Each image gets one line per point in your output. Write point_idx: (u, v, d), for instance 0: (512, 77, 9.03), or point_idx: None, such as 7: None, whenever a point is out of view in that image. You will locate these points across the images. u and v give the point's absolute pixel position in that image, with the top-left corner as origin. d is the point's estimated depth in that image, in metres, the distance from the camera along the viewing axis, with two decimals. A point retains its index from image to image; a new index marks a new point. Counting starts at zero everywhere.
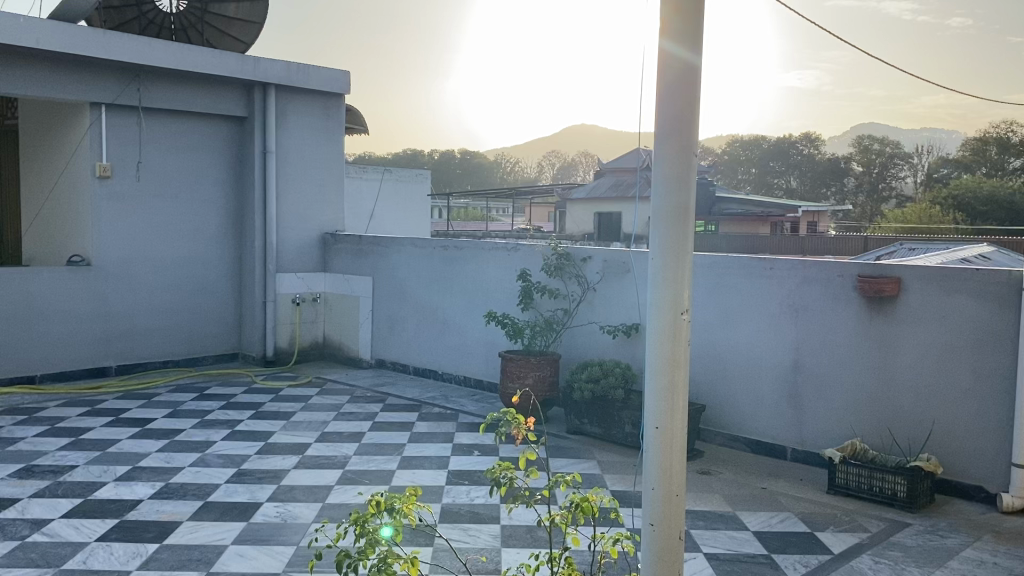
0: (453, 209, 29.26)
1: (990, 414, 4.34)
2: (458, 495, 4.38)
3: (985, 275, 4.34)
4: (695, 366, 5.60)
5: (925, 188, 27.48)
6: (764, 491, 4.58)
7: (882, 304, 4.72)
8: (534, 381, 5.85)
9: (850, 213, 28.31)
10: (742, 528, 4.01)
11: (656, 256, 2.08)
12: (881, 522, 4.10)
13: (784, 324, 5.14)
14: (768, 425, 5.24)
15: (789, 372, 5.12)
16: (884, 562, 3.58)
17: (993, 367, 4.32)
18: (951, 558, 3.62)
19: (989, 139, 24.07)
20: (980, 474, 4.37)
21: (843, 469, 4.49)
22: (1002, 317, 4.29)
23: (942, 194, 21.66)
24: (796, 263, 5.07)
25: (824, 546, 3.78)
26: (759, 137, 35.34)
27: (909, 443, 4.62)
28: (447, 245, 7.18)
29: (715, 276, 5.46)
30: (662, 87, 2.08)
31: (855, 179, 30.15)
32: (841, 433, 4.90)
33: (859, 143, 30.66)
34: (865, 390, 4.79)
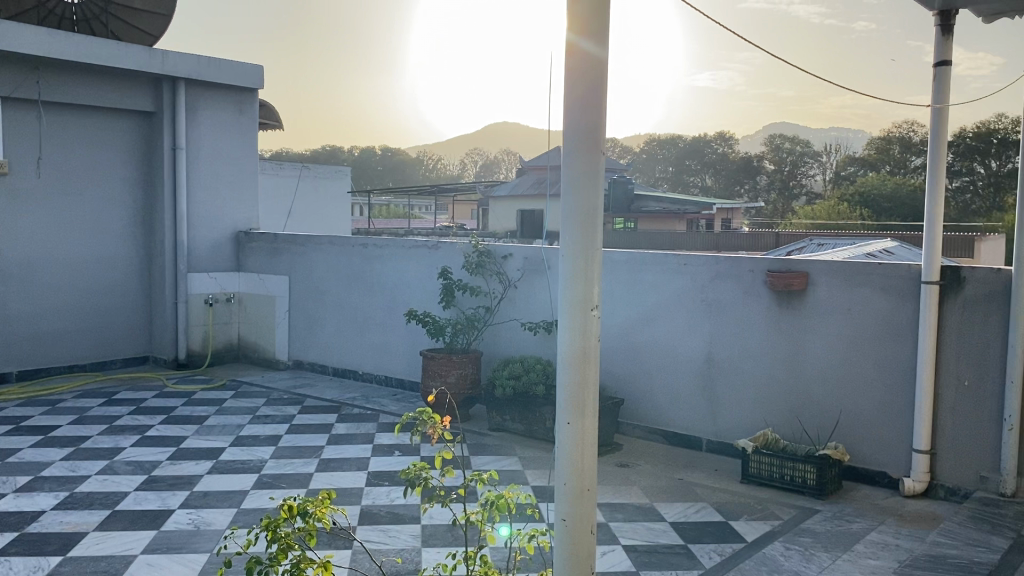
0: (374, 207, 28.97)
1: (891, 403, 4.52)
2: (377, 497, 4.33)
3: (888, 269, 4.52)
4: (614, 360, 5.67)
5: (832, 185, 28.44)
6: (681, 482, 4.67)
7: (791, 298, 4.87)
8: (455, 379, 5.82)
9: (763, 210, 29.14)
10: (660, 519, 4.08)
11: (566, 254, 2.09)
12: (792, 510, 4.23)
13: (698, 318, 5.25)
14: (683, 417, 5.35)
15: (703, 366, 5.24)
16: (795, 548, 3.69)
17: (896, 357, 4.49)
18: (858, 542, 3.75)
19: (893, 139, 25.11)
20: (884, 461, 4.55)
21: (756, 458, 4.61)
22: (902, 308, 4.48)
23: (850, 193, 22.45)
24: (709, 258, 5.18)
25: (738, 535, 3.88)
26: (676, 136, 36.10)
27: (818, 432, 4.78)
28: (366, 243, 7.08)
29: (633, 273, 5.55)
30: (573, 82, 2.08)
31: (768, 177, 30.99)
32: (753, 424, 5.03)
33: (772, 143, 31.63)
34: (776, 381, 4.93)
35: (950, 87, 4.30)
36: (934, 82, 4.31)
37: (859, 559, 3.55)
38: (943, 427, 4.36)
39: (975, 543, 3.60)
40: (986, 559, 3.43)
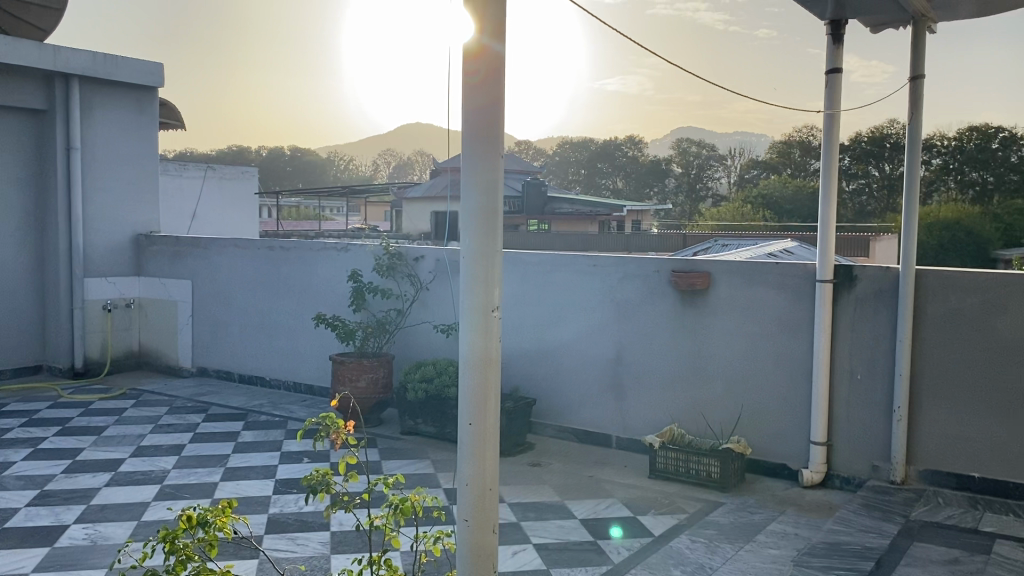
0: (283, 208, 28.45)
1: (790, 396, 4.69)
2: (285, 505, 4.25)
3: (785, 269, 4.70)
4: (525, 360, 5.71)
5: (736, 187, 29.33)
6: (591, 479, 4.74)
7: (694, 297, 5.01)
8: (367, 383, 5.76)
9: (672, 212, 29.85)
10: (570, 516, 4.13)
11: (467, 254, 2.10)
12: (697, 503, 4.34)
13: (607, 318, 5.34)
14: (593, 416, 5.43)
15: (612, 364, 5.33)
16: (700, 540, 3.79)
17: (793, 352, 4.67)
18: (760, 532, 3.89)
19: (794, 143, 26.17)
20: (784, 453, 4.72)
21: (663, 454, 4.72)
22: (800, 306, 4.65)
23: (753, 194, 23.22)
24: (617, 259, 5.28)
25: (646, 529, 3.96)
26: (587, 139, 36.64)
27: (721, 426, 4.92)
28: (274, 246, 6.94)
29: (544, 275, 5.60)
30: (472, 84, 2.09)
31: (676, 180, 31.70)
32: (660, 421, 5.15)
33: (679, 146, 32.43)
34: (682, 378, 5.06)
35: (840, 94, 4.48)
36: (826, 88, 4.49)
37: (760, 548, 3.67)
38: (837, 419, 4.56)
39: (868, 529, 3.77)
40: (877, 544, 3.59)
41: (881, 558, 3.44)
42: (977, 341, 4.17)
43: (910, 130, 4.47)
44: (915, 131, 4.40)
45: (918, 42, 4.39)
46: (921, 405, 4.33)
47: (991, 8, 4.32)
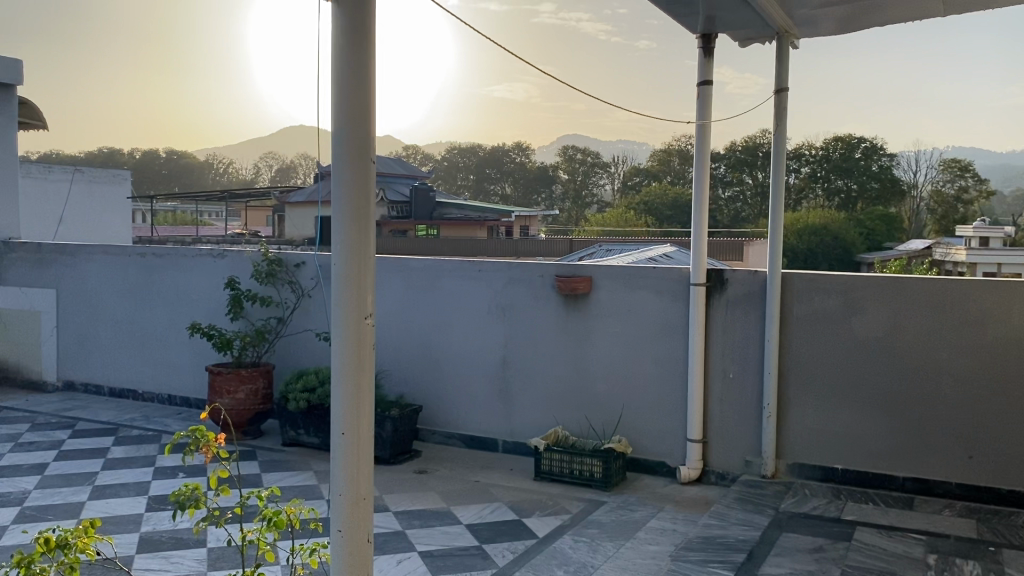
0: (158, 213, 27.34)
1: (668, 396, 4.85)
2: (158, 522, 4.08)
3: (662, 273, 4.85)
4: (410, 366, 5.69)
5: (619, 193, 30.07)
6: (477, 484, 4.75)
7: (576, 301, 5.10)
8: (245, 394, 5.59)
9: (558, 218, 30.34)
10: (456, 522, 4.13)
11: (339, 261, 2.08)
12: (581, 503, 4.42)
13: (492, 323, 5.38)
14: (479, 421, 5.45)
15: (497, 369, 5.37)
16: (583, 540, 3.86)
17: (671, 353, 4.83)
18: (640, 529, 3.99)
19: (673, 152, 27.35)
20: (663, 451, 4.87)
21: (548, 456, 4.78)
22: (676, 308, 4.82)
23: (636, 201, 23.90)
24: (501, 264, 5.32)
25: (530, 531, 4.01)
26: (475, 144, 36.84)
27: (603, 427, 5.04)
28: (145, 253, 6.64)
29: (428, 280, 5.59)
30: (339, 87, 2.05)
31: (562, 186, 32.27)
32: (544, 424, 5.22)
33: (564, 152, 33.01)
34: (565, 381, 5.15)
35: (711, 105, 4.67)
36: (698, 99, 4.67)
37: (640, 545, 3.77)
38: (712, 417, 4.75)
39: (740, 522, 3.92)
40: (749, 536, 3.75)
41: (753, 549, 3.59)
42: (838, 339, 4.42)
43: (776, 140, 4.70)
44: (780, 142, 4.62)
45: (782, 58, 4.62)
46: (788, 402, 4.55)
47: (848, 26, 4.59)
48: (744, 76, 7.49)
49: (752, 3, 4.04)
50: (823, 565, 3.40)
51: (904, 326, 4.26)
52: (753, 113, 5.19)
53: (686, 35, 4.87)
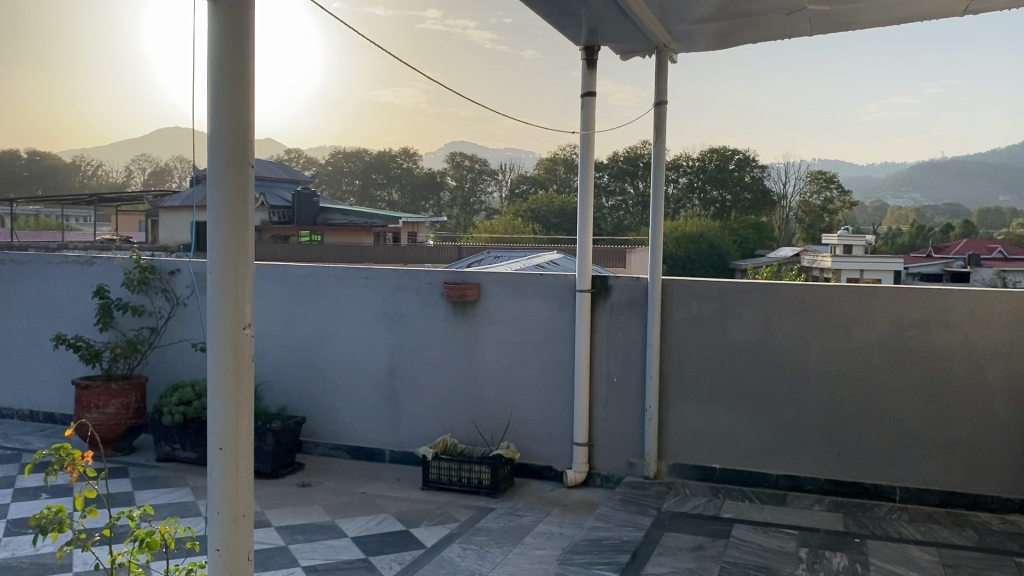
0: (18, 217, 25.66)
1: (555, 402, 4.91)
2: (18, 548, 3.81)
3: (549, 280, 4.91)
4: (293, 376, 5.53)
5: (506, 200, 30.29)
6: (364, 496, 4.67)
7: (464, 308, 5.09)
8: (116, 409, 5.31)
9: (446, 224, 30.28)
10: (341, 535, 4.04)
11: (215, 270, 2.00)
12: (469, 511, 4.42)
13: (379, 331, 5.31)
14: (366, 431, 5.36)
15: (384, 377, 5.30)
16: (470, 548, 3.85)
17: (557, 359, 4.89)
18: (527, 534, 4.02)
19: (558, 161, 27.98)
20: (550, 455, 4.93)
21: (435, 464, 4.75)
22: (563, 314, 4.89)
23: (523, 208, 24.16)
24: (388, 271, 5.26)
25: (418, 541, 3.97)
26: (361, 149, 36.37)
27: (491, 433, 5.05)
28: (4, 260, 6.22)
29: (311, 288, 5.46)
30: (216, 88, 1.98)
31: (450, 193, 32.29)
32: (432, 432, 5.19)
33: (451, 158, 33.02)
34: (453, 388, 5.13)
35: (595, 116, 4.78)
36: (582, 110, 4.76)
37: (528, 550, 3.79)
38: (597, 420, 4.83)
39: (625, 524, 4.01)
40: (633, 537, 3.83)
41: (636, 550, 3.67)
42: (715, 343, 4.58)
43: (656, 151, 4.84)
44: (660, 151, 4.76)
45: (661, 72, 4.77)
46: (669, 404, 4.69)
47: (722, 42, 4.77)
48: (626, 89, 7.67)
49: (633, 17, 4.15)
50: (703, 563, 3.50)
51: (776, 330, 4.46)
52: (634, 124, 5.33)
53: (570, 46, 4.94)
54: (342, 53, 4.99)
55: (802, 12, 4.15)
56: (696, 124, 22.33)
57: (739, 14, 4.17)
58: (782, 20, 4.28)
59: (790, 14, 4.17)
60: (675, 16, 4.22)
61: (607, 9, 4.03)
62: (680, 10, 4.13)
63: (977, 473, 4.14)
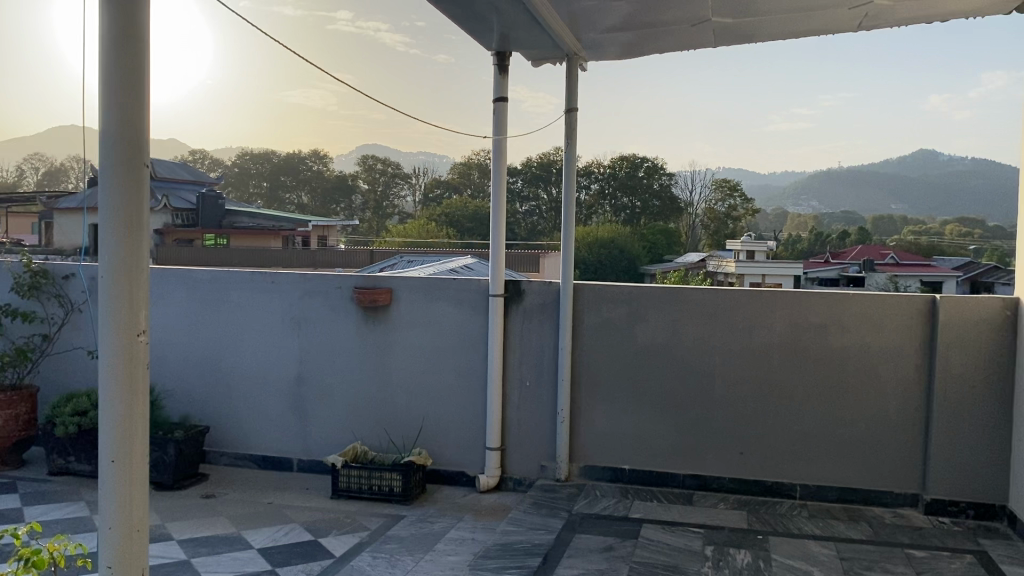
0: None
1: (467, 406, 4.90)
2: None
3: (462, 285, 4.89)
4: (197, 385, 5.36)
5: (420, 204, 30.10)
6: (271, 506, 4.56)
7: (375, 313, 5.03)
8: (4, 421, 5.04)
9: (358, 228, 29.90)
10: (247, 547, 3.93)
11: (106, 275, 1.92)
12: (379, 519, 4.36)
13: (287, 337, 5.19)
14: (273, 439, 5.23)
15: (292, 385, 5.19)
16: (381, 556, 3.80)
17: (470, 364, 4.89)
18: (439, 541, 3.99)
19: (472, 165, 27.96)
20: (462, 461, 4.91)
21: (345, 473, 4.67)
22: (475, 320, 4.88)
23: (436, 212, 24.05)
24: (296, 276, 5.14)
25: (327, 551, 3.89)
26: (270, 151, 35.56)
27: (403, 440, 5.00)
28: None
29: (216, 293, 5.29)
30: (108, 85, 1.90)
31: (362, 196, 31.90)
32: (342, 439, 5.11)
33: (363, 161, 32.62)
34: (363, 394, 5.06)
35: (507, 121, 4.79)
36: (494, 115, 4.77)
37: (439, 557, 3.76)
38: (509, 425, 4.85)
39: (536, 527, 4.02)
40: (544, 540, 3.85)
41: (547, 553, 3.69)
42: (626, 345, 4.66)
43: (568, 156, 4.89)
44: (572, 157, 4.81)
45: (572, 79, 4.83)
46: (581, 407, 4.74)
47: (630, 52, 4.86)
48: (536, 94, 7.73)
49: (543, 25, 4.18)
50: (613, 564, 3.55)
51: (683, 333, 4.56)
52: (545, 130, 5.37)
53: (481, 50, 4.95)
54: (247, 51, 4.85)
55: (707, 24, 4.26)
56: (606, 131, 22.64)
57: (647, 24, 4.25)
58: (688, 31, 4.38)
59: (696, 25, 4.28)
60: (585, 25, 4.27)
61: (518, 15, 4.05)
62: (591, 19, 4.17)
63: (871, 469, 4.33)
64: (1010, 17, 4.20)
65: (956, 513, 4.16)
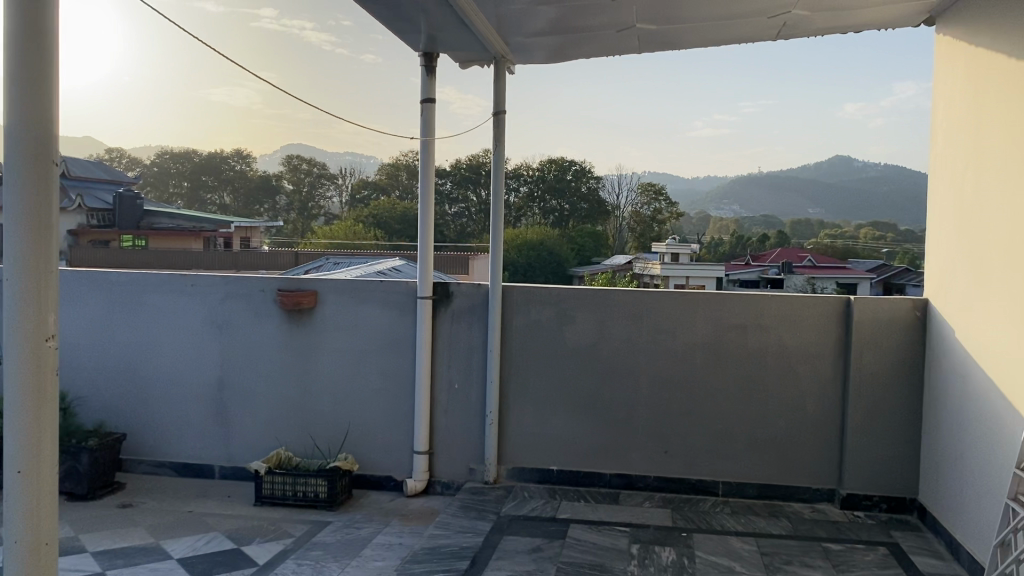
0: None
1: (394, 410, 4.86)
2: None
3: (389, 288, 4.85)
4: (112, 391, 5.17)
5: (346, 205, 29.72)
6: (191, 515, 4.43)
7: (300, 316, 4.94)
8: None
9: (283, 229, 29.33)
10: (166, 557, 3.81)
11: (11, 277, 1.84)
12: (304, 525, 4.29)
13: (208, 341, 5.05)
14: (193, 446, 5.10)
15: (213, 390, 5.06)
16: (306, 563, 3.74)
17: (397, 367, 4.85)
18: (365, 546, 3.94)
19: (400, 166, 27.73)
20: (389, 465, 4.87)
21: (269, 479, 4.57)
22: (402, 323, 4.85)
23: (364, 214, 23.80)
24: (217, 279, 5.01)
25: (249, 560, 3.81)
26: (190, 149, 34.63)
27: (328, 445, 4.94)
28: None
29: (132, 296, 5.11)
30: (12, 79, 1.82)
31: (287, 197, 31.35)
32: (266, 445, 5.01)
33: (288, 161, 32.04)
34: (288, 399, 4.97)
35: (435, 122, 4.78)
36: (422, 116, 4.75)
37: (366, 563, 3.72)
38: (437, 428, 4.83)
39: (464, 530, 4.02)
40: (472, 543, 3.84)
41: (475, 556, 3.68)
42: (554, 347, 4.69)
43: (496, 159, 4.90)
44: (499, 159, 4.82)
45: (499, 82, 4.84)
46: (508, 409, 4.75)
47: (557, 56, 4.90)
48: (464, 95, 7.72)
49: (470, 27, 4.18)
50: (540, 565, 3.56)
51: (609, 334, 4.61)
52: (473, 132, 5.37)
53: (408, 51, 4.91)
54: (165, 46, 4.71)
55: (631, 31, 4.32)
56: (534, 134, 22.74)
57: (573, 29, 4.29)
58: (613, 36, 4.44)
59: (621, 32, 4.34)
60: (512, 28, 4.29)
61: (445, 17, 4.04)
62: (518, 23, 4.19)
63: (790, 466, 4.45)
64: (918, 30, 4.38)
65: (869, 506, 4.32)
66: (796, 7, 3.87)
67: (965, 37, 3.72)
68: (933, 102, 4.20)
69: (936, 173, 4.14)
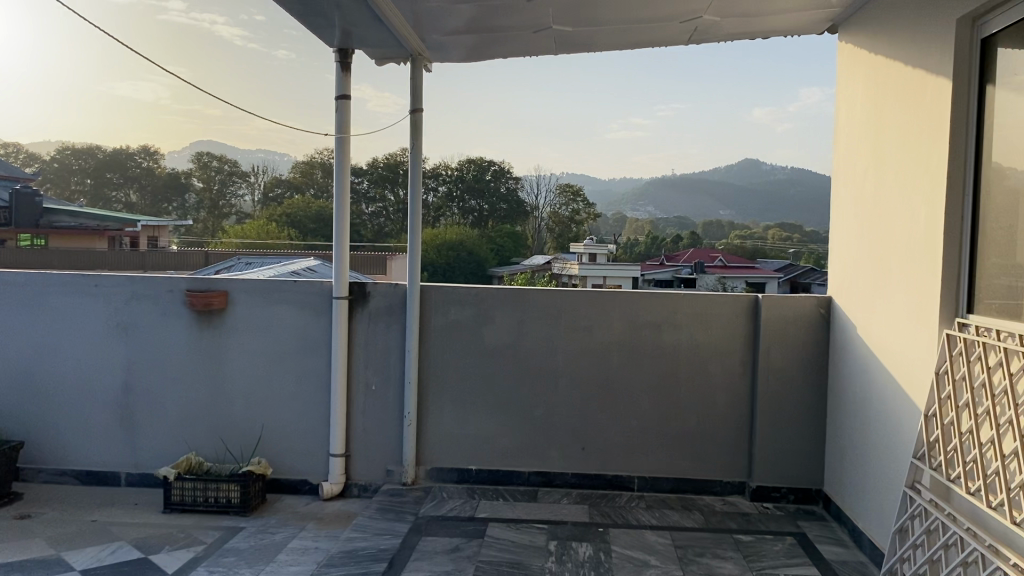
0: None
1: (309, 412, 4.78)
2: None
3: (303, 288, 4.77)
4: (7, 397, 4.91)
5: (259, 204, 29.05)
6: (95, 524, 4.26)
7: (210, 318, 4.81)
8: None
9: (192, 228, 28.45)
10: (68, 569, 3.65)
11: None
12: (216, 532, 4.17)
13: (112, 343, 4.86)
14: (98, 453, 4.90)
15: (118, 394, 4.88)
16: (218, 570, 3.64)
17: (313, 368, 4.78)
18: (280, 551, 3.87)
19: (314, 165, 27.26)
20: (304, 469, 4.79)
21: (178, 486, 4.43)
22: (318, 324, 4.78)
23: (277, 213, 23.31)
24: (122, 279, 4.83)
25: (158, 568, 3.68)
26: (92, 145, 33.24)
27: (241, 449, 4.82)
28: None
29: (29, 297, 4.87)
30: None
31: (196, 195, 30.43)
32: (174, 451, 4.85)
33: (198, 159, 31.12)
34: (198, 403, 4.83)
35: (350, 118, 4.72)
36: (336, 112, 4.68)
37: (281, 567, 3.65)
38: (354, 429, 4.77)
39: (382, 532, 3.98)
40: (390, 545, 3.81)
41: (393, 557, 3.65)
42: (472, 347, 4.69)
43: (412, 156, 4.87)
44: (416, 156, 4.79)
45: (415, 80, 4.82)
46: (426, 409, 4.73)
47: (473, 55, 4.90)
48: (381, 93, 7.65)
49: (387, 24, 4.14)
50: (459, 564, 3.56)
51: (527, 333, 4.64)
52: (389, 130, 5.33)
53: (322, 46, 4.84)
54: (64, 35, 4.51)
55: (547, 31, 4.36)
56: (452, 133, 22.69)
57: (490, 28, 4.30)
58: (530, 37, 4.47)
59: (536, 32, 4.38)
60: (429, 26, 4.27)
61: (361, 13, 3.99)
62: (434, 21, 4.18)
63: (702, 460, 4.57)
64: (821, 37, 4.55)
65: (778, 498, 4.46)
66: (706, 12, 3.97)
67: (864, 46, 3.89)
68: (835, 107, 4.37)
69: (837, 175, 4.31)
